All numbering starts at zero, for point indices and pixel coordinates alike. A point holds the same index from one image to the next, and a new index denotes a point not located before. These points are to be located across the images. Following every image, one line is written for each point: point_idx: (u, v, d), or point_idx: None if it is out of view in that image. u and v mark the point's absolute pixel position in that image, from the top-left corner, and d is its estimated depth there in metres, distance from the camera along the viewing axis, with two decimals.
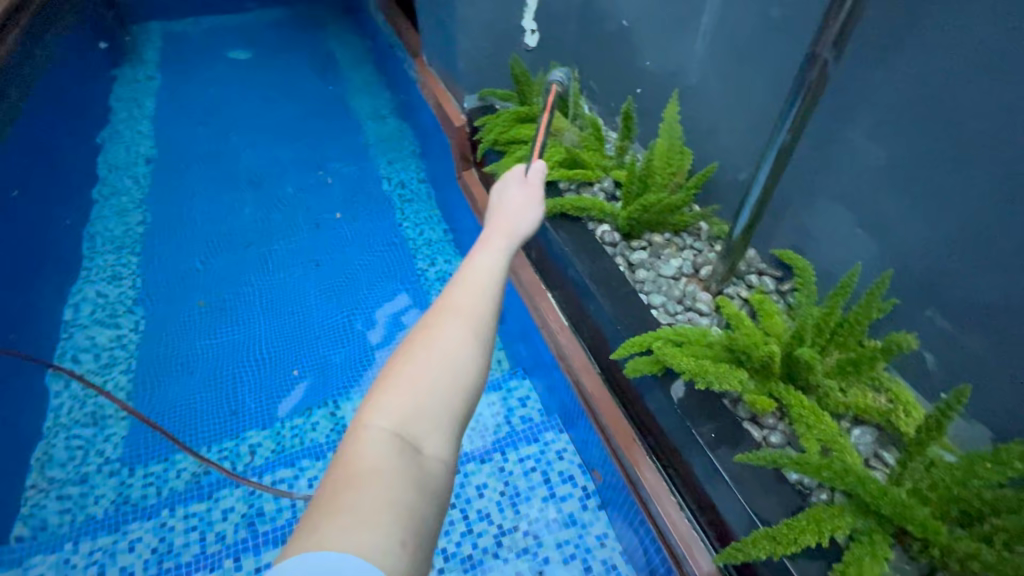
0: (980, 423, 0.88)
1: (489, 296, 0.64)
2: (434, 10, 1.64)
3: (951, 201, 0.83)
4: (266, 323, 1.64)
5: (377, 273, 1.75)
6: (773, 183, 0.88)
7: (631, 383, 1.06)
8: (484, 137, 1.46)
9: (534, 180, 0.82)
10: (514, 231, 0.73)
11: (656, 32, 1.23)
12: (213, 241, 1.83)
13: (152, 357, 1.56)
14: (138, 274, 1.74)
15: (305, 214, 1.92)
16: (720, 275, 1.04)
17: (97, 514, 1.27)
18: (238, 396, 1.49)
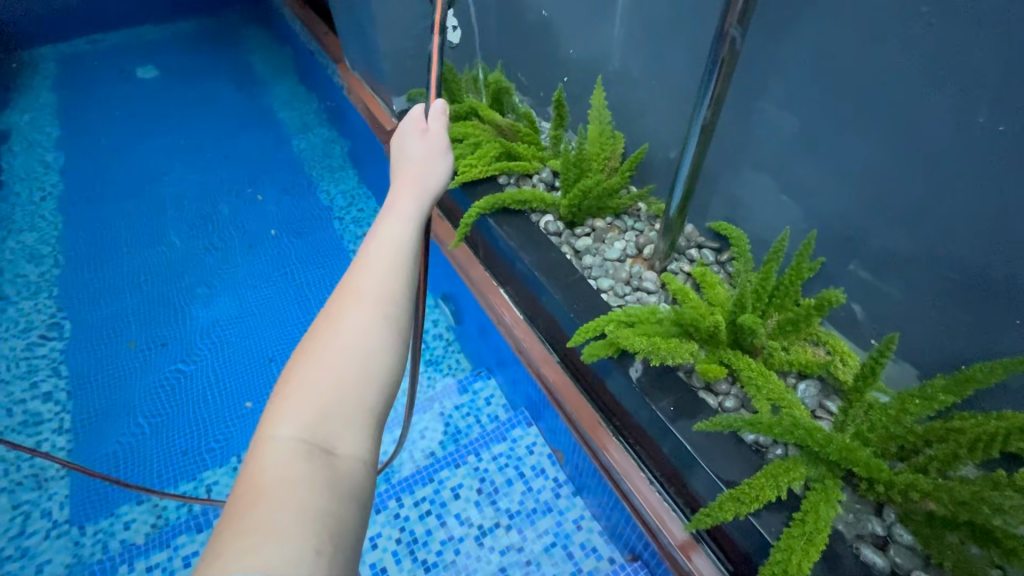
0: (908, 363, 0.95)
1: (393, 275, 0.62)
2: (351, 12, 1.59)
3: (860, 160, 0.88)
4: (210, 355, 1.55)
5: (325, 288, 1.69)
6: (701, 160, 0.91)
7: (591, 368, 1.07)
8: None
9: (434, 130, 0.79)
10: (422, 193, 0.71)
11: (575, 19, 1.25)
12: (141, 276, 1.71)
13: (87, 407, 1.44)
14: (60, 321, 1.60)
15: (238, 234, 1.83)
16: (662, 253, 1.07)
17: None
18: (188, 434, 1.40)
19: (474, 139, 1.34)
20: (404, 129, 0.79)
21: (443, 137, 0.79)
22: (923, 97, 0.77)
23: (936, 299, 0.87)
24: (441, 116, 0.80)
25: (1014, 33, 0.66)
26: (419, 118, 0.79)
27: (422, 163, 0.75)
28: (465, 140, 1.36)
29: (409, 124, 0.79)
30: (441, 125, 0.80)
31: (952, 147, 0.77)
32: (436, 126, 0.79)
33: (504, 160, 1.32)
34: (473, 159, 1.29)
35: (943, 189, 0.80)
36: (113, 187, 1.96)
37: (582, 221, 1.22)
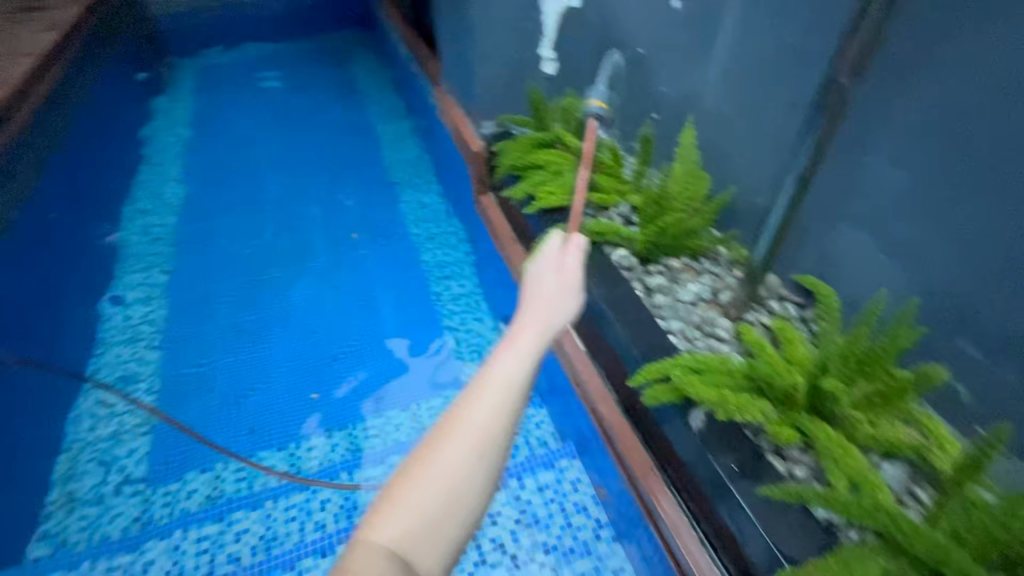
0: (1020, 460, 0.83)
1: (492, 434, 0.51)
2: (454, 40, 1.69)
3: (980, 225, 0.80)
4: (282, 341, 1.67)
5: (393, 293, 1.80)
6: (796, 206, 0.90)
7: (648, 412, 1.02)
8: (502, 163, 1.48)
9: (572, 262, 0.64)
10: (551, 322, 0.59)
11: (674, 57, 1.24)
12: (234, 262, 1.88)
13: (171, 373, 1.59)
14: (162, 292, 1.79)
15: (322, 234, 1.98)
16: (740, 300, 1.03)
17: (113, 534, 1.27)
18: (252, 412, 1.51)
19: (556, 167, 1.36)
20: (540, 254, 0.65)
21: (579, 268, 0.64)
22: None
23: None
24: (580, 246, 0.66)
25: None
26: (557, 243, 0.65)
27: (554, 296, 0.62)
28: (548, 168, 1.38)
29: (545, 248, 0.65)
30: (579, 254, 0.65)
31: None
32: (574, 256, 0.65)
33: (583, 190, 1.33)
34: (553, 187, 1.32)
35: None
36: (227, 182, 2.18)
37: (656, 259, 1.19)
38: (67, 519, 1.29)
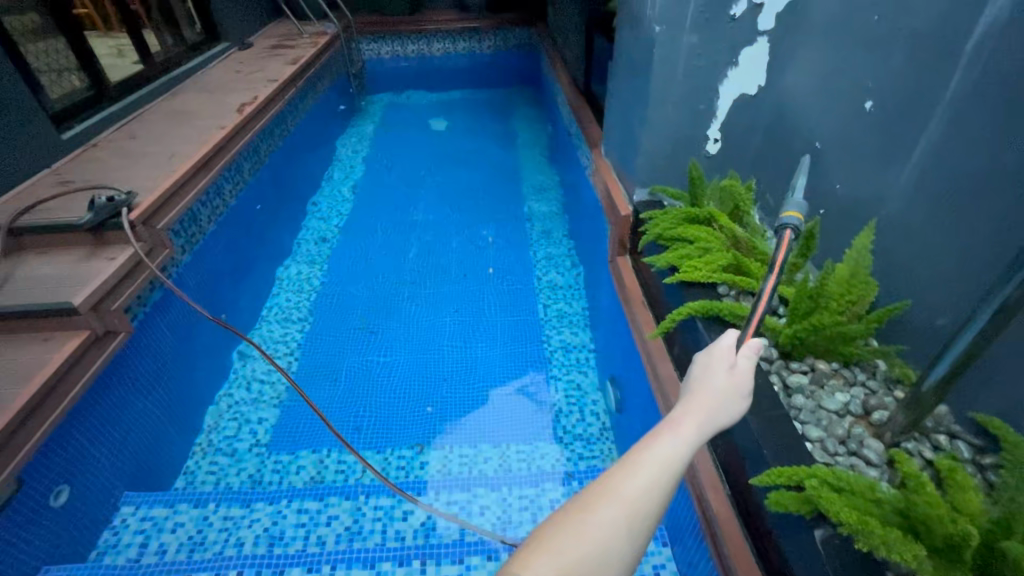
0: None
1: (653, 494, 0.63)
2: (622, 109, 1.78)
3: None
4: (437, 363, 2.26)
5: (525, 341, 2.35)
6: (987, 343, 0.75)
7: (767, 516, 0.93)
8: (649, 231, 1.52)
9: (742, 369, 0.75)
10: (710, 421, 0.70)
11: (857, 160, 1.20)
12: (417, 296, 2.57)
13: (352, 376, 2.20)
14: (358, 311, 2.47)
15: (481, 287, 2.62)
16: (900, 426, 0.90)
17: (249, 545, 1.52)
18: (402, 420, 2.05)
19: (704, 245, 1.36)
20: (713, 354, 0.78)
21: (748, 377, 0.75)
22: None
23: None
24: (752, 357, 0.77)
25: None
26: (728, 350, 0.77)
27: (722, 396, 0.73)
28: (695, 245, 1.38)
29: (718, 351, 0.78)
30: (749, 365, 0.76)
31: None
32: (744, 364, 0.76)
33: (730, 271, 1.30)
34: (698, 262, 1.31)
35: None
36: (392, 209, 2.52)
37: (801, 357, 1.13)
38: (216, 523, 1.57)
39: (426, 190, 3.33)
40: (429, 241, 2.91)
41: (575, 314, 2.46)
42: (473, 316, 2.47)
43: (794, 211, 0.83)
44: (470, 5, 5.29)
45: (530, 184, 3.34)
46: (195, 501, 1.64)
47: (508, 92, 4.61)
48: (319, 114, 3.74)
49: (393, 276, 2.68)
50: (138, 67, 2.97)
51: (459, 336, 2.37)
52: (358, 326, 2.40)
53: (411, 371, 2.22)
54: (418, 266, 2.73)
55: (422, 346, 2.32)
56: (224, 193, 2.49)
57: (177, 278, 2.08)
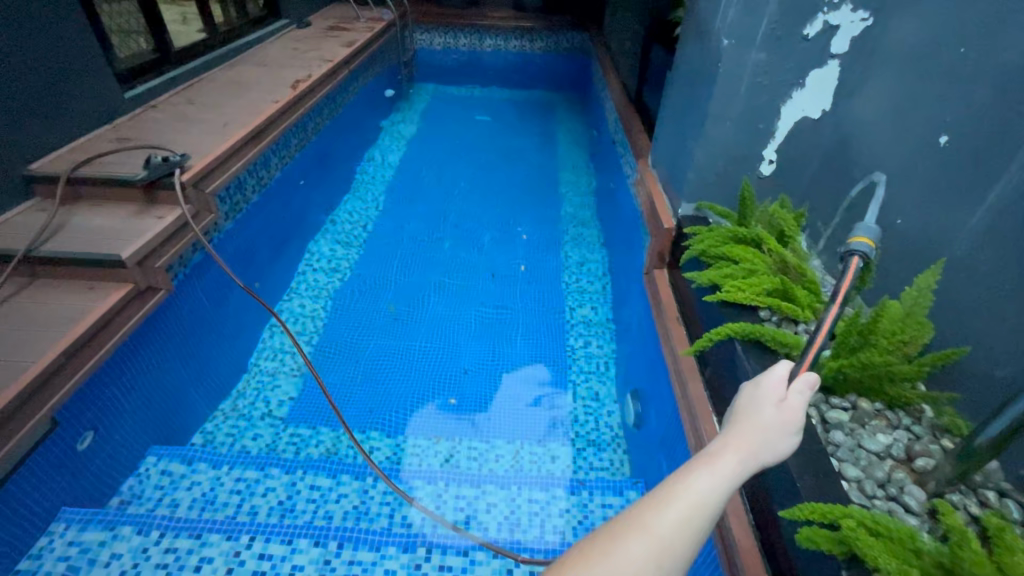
0: None
1: (685, 534, 0.63)
2: (677, 122, 1.75)
3: None
4: (458, 354, 2.27)
5: (546, 344, 2.34)
6: None
7: (793, 554, 0.89)
8: (693, 246, 1.49)
9: (792, 404, 0.72)
10: (753, 455, 0.68)
11: (924, 199, 1.17)
12: (445, 286, 2.58)
13: (374, 357, 2.22)
14: (385, 295, 2.50)
15: (508, 284, 2.62)
16: (946, 477, 0.85)
17: (261, 510, 1.54)
18: (417, 407, 2.06)
19: (750, 267, 1.31)
20: (762, 386, 0.75)
21: (799, 413, 0.72)
22: None
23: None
24: (807, 391, 0.72)
25: None
26: (779, 382, 0.74)
27: (767, 431, 0.71)
28: (740, 266, 1.34)
29: (768, 383, 0.75)
30: (803, 400, 0.72)
31: None
32: (796, 399, 0.72)
33: (775, 296, 1.26)
34: (742, 284, 1.27)
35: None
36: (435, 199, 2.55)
37: (842, 393, 1.08)
38: (230, 485, 1.60)
39: (464, 183, 3.34)
40: (463, 234, 2.92)
41: (601, 324, 2.43)
42: (498, 313, 2.46)
43: (864, 237, 0.84)
44: (525, 4, 5.29)
45: (568, 189, 3.32)
46: (213, 461, 1.66)
47: (554, 95, 4.58)
48: (368, 98, 3.79)
49: (423, 265, 2.69)
50: (201, 36, 3.05)
51: (483, 332, 2.37)
52: (385, 310, 2.42)
53: (432, 361, 2.23)
54: (449, 258, 2.74)
55: (445, 338, 2.33)
56: (271, 165, 2.55)
57: (217, 244, 2.12)
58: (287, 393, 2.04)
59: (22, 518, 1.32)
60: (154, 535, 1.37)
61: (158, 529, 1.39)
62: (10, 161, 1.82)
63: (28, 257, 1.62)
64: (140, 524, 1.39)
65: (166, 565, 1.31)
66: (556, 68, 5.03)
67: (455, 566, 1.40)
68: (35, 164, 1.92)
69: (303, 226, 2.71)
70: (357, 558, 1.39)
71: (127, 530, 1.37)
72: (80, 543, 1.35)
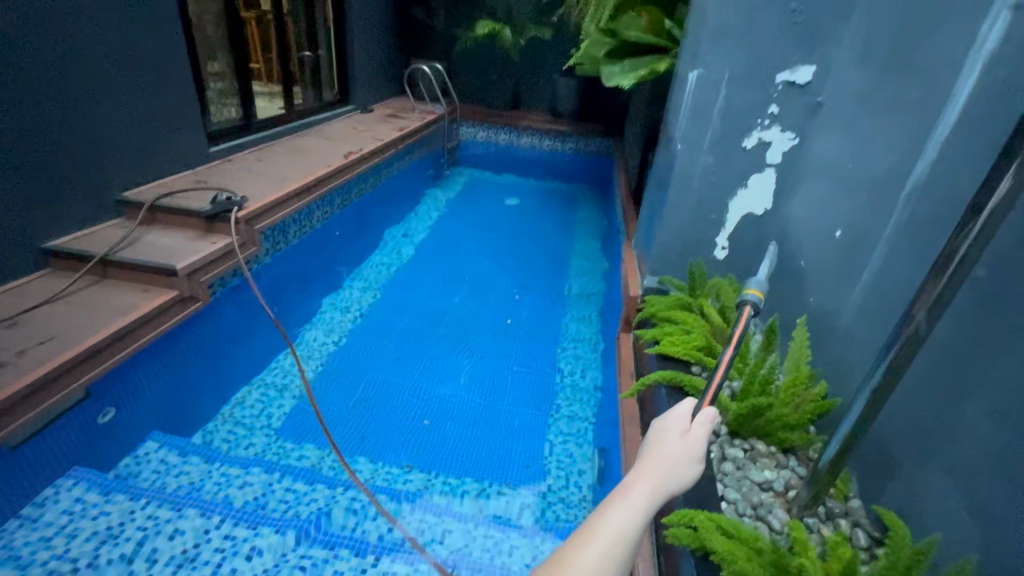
0: None
1: (607, 567, 0.63)
2: (650, 211, 2.04)
3: None
4: (447, 394, 2.43)
5: (530, 397, 2.46)
6: (866, 426, 0.88)
7: (670, 560, 1.00)
8: (647, 309, 1.73)
9: (696, 436, 0.74)
10: (665, 487, 0.69)
11: (826, 280, 1.42)
12: (447, 336, 2.81)
13: (370, 388, 2.41)
14: (392, 336, 2.75)
15: (504, 342, 2.82)
16: (803, 501, 1.01)
17: (237, 501, 1.70)
18: (398, 435, 2.18)
19: (687, 326, 1.53)
20: (666, 421, 0.77)
21: (702, 445, 0.74)
22: None
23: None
24: (707, 426, 0.74)
25: None
26: (684, 417, 0.76)
27: (674, 462, 0.72)
28: (679, 325, 1.56)
29: (672, 418, 0.77)
30: (703, 434, 0.75)
31: None
32: (698, 433, 0.75)
33: (702, 353, 1.46)
34: (676, 340, 1.48)
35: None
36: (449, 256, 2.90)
37: (745, 437, 1.25)
38: (212, 479, 1.77)
39: (483, 254, 3.66)
40: (472, 295, 3.20)
41: (587, 390, 2.52)
42: (490, 365, 2.63)
43: (755, 290, 0.97)
44: (562, 111, 6.00)
45: (575, 270, 3.58)
46: (205, 455, 1.87)
47: (578, 189, 5.01)
48: (409, 175, 4.32)
49: (431, 316, 2.96)
50: (280, 111, 3.68)
51: (472, 382, 2.52)
52: (389, 353, 2.63)
53: (421, 397, 2.39)
54: (456, 314, 3.00)
55: (438, 380, 2.50)
56: (313, 217, 2.97)
57: (253, 272, 2.46)
58: (284, 409, 2.23)
59: (32, 474, 1.52)
60: (141, 502, 1.56)
61: (145, 499, 1.58)
62: (109, 189, 2.28)
63: (104, 260, 1.99)
64: (131, 492, 1.59)
65: (145, 527, 1.49)
66: (585, 166, 5.53)
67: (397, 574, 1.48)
68: (127, 193, 2.37)
69: (330, 274, 3.07)
70: (310, 552, 1.52)
71: (121, 496, 1.57)
72: (77, 497, 1.56)
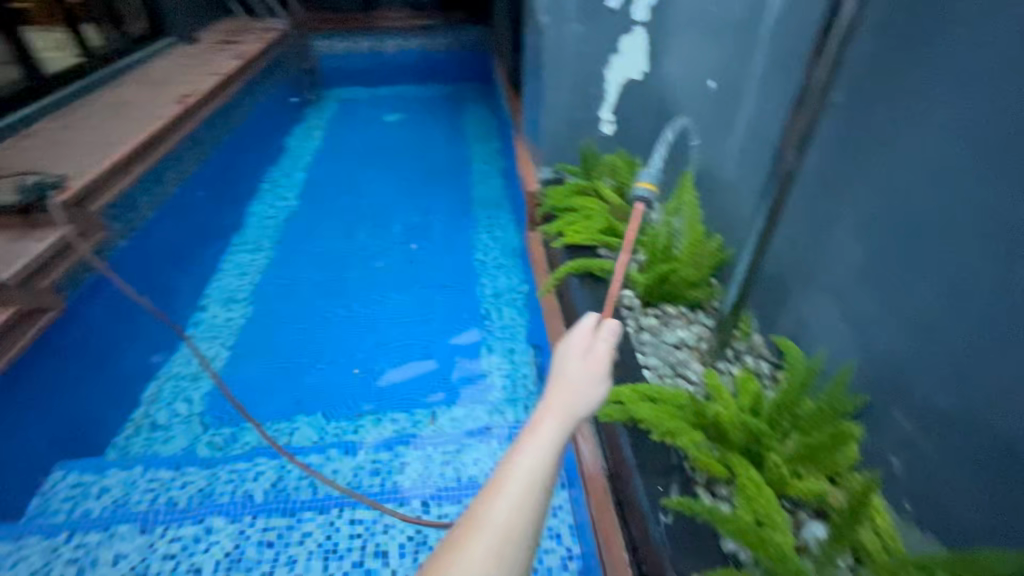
0: (937, 540, 0.79)
1: (522, 518, 0.49)
2: (531, 97, 1.93)
3: (908, 299, 0.82)
4: (374, 333, 2.34)
5: (460, 314, 2.44)
6: (756, 268, 0.93)
7: (614, 438, 1.04)
8: (546, 202, 1.68)
9: (599, 351, 0.64)
10: (570, 413, 0.58)
11: (705, 130, 1.42)
12: (359, 275, 2.65)
13: (290, 348, 2.26)
14: (299, 290, 2.55)
15: (421, 266, 2.72)
16: (714, 348, 1.08)
17: (179, 502, 1.56)
18: (334, 387, 2.09)
19: (588, 211, 1.53)
20: (567, 339, 0.66)
21: (607, 358, 0.64)
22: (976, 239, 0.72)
23: (976, 481, 0.72)
24: (611, 338, 0.65)
25: None
26: (586, 332, 0.66)
27: (577, 385, 0.61)
28: (580, 212, 1.54)
29: (572, 337, 0.65)
30: (608, 346, 0.65)
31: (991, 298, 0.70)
32: (603, 346, 0.64)
33: (606, 234, 1.48)
34: (580, 228, 1.48)
35: (989, 336, 0.69)
36: None
37: (656, 304, 1.29)
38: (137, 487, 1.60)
39: (378, 181, 3.39)
40: (376, 226, 3.00)
41: (513, 293, 2.53)
42: (412, 293, 2.54)
43: (647, 181, 0.91)
44: (423, 3, 5.42)
45: (474, 180, 3.40)
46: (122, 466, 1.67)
47: (458, 92, 4.63)
48: (268, 111, 3.71)
49: (337, 258, 2.76)
50: (78, 59, 3.00)
51: (397, 316, 2.41)
52: (302, 309, 2.45)
53: (348, 342, 2.29)
54: (364, 249, 2.82)
55: (361, 322, 2.39)
56: (166, 180, 2.52)
57: (115, 258, 2.10)
58: (204, 394, 2.07)
59: None
60: (64, 537, 1.44)
61: (67, 532, 1.45)
62: None
63: None
64: (47, 531, 1.45)
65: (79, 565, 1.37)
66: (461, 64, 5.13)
67: (366, 518, 1.50)
68: None
69: (212, 242, 2.73)
70: (270, 525, 1.48)
71: (36, 537, 1.43)
72: None
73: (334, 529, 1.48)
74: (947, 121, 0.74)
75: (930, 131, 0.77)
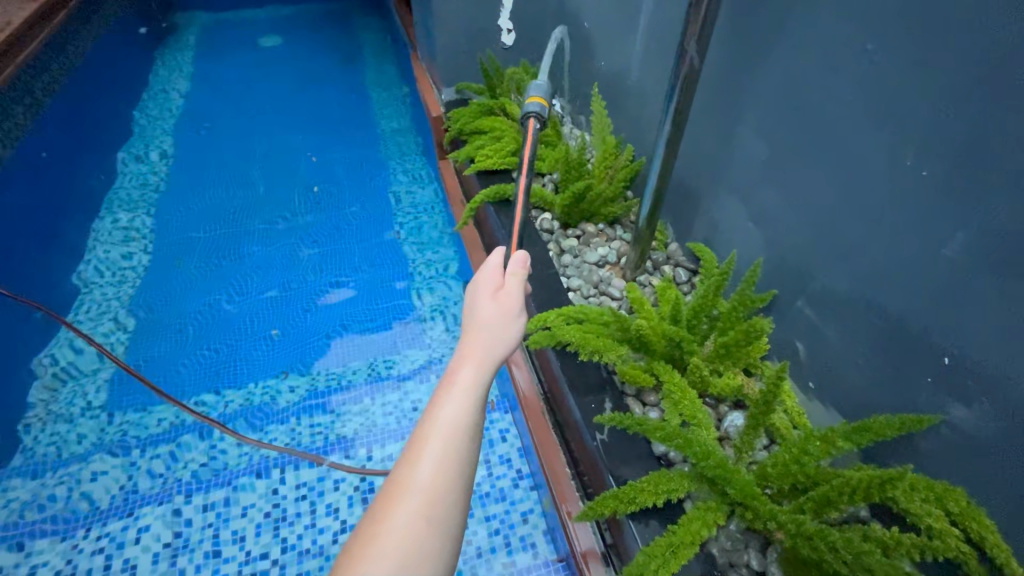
0: (835, 409, 0.88)
1: (450, 473, 0.49)
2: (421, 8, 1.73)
3: (806, 192, 0.85)
4: (272, 263, 1.90)
5: (368, 232, 1.99)
6: (666, 179, 0.91)
7: (547, 364, 1.04)
8: (452, 127, 1.55)
9: (511, 289, 0.62)
10: (486, 358, 0.57)
11: (606, 32, 1.33)
12: (249, 193, 2.18)
13: (172, 291, 1.82)
14: (178, 219, 2.07)
15: (327, 171, 2.27)
16: (633, 263, 1.09)
17: (94, 497, 1.30)
18: (232, 333, 1.70)
19: (498, 133, 1.44)
20: (476, 280, 0.63)
21: (519, 297, 0.62)
22: (864, 127, 0.74)
23: (867, 355, 0.81)
24: (521, 272, 0.64)
25: (936, 60, 0.64)
26: (496, 272, 0.63)
27: (493, 328, 0.59)
28: (490, 135, 1.45)
29: (482, 278, 0.63)
30: (518, 283, 0.63)
31: (877, 183, 0.74)
32: (513, 284, 0.63)
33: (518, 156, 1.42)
34: (490, 151, 1.40)
35: (879, 225, 0.75)
36: (218, 150, 2.40)
37: (575, 224, 1.27)
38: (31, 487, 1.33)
39: (261, 88, 2.81)
40: (267, 135, 2.49)
41: (430, 200, 2.09)
42: (317, 209, 2.09)
43: (538, 98, 0.86)
44: None
45: (374, 76, 2.91)
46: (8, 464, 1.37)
47: None
48: (118, 28, 3.06)
49: (222, 176, 2.26)
50: None
51: (300, 234, 1.99)
52: (186, 239, 1.99)
53: (244, 276, 1.86)
54: (254, 163, 2.33)
55: (259, 249, 1.95)
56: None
57: None
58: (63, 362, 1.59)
59: None
60: None
61: None
62: None
63: None
64: None
65: None
66: None
67: (312, 475, 1.35)
68: None
69: (64, 180, 2.18)
70: (209, 502, 1.31)
71: None
72: None
73: (278, 493, 1.32)
74: (835, 7, 0.74)
75: (819, 24, 0.76)
